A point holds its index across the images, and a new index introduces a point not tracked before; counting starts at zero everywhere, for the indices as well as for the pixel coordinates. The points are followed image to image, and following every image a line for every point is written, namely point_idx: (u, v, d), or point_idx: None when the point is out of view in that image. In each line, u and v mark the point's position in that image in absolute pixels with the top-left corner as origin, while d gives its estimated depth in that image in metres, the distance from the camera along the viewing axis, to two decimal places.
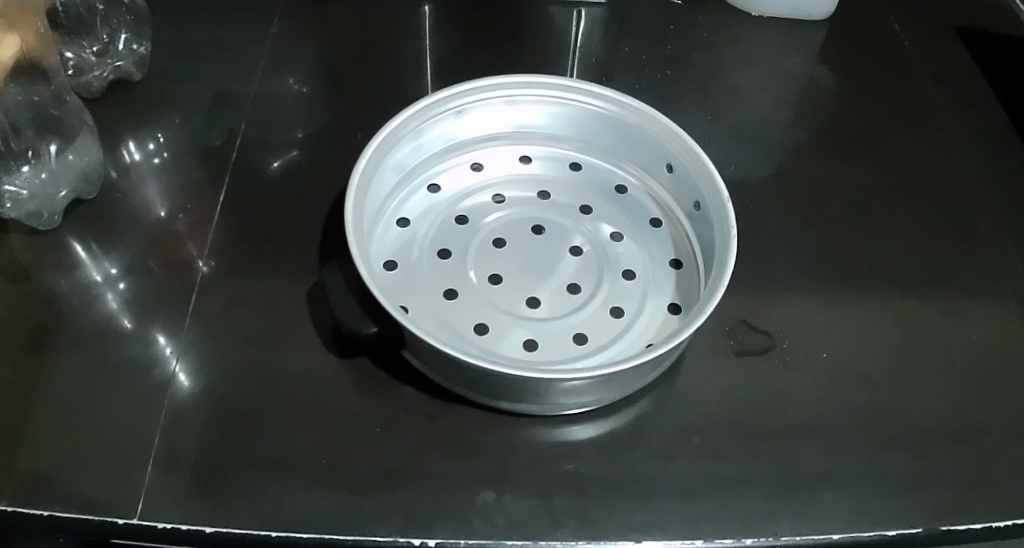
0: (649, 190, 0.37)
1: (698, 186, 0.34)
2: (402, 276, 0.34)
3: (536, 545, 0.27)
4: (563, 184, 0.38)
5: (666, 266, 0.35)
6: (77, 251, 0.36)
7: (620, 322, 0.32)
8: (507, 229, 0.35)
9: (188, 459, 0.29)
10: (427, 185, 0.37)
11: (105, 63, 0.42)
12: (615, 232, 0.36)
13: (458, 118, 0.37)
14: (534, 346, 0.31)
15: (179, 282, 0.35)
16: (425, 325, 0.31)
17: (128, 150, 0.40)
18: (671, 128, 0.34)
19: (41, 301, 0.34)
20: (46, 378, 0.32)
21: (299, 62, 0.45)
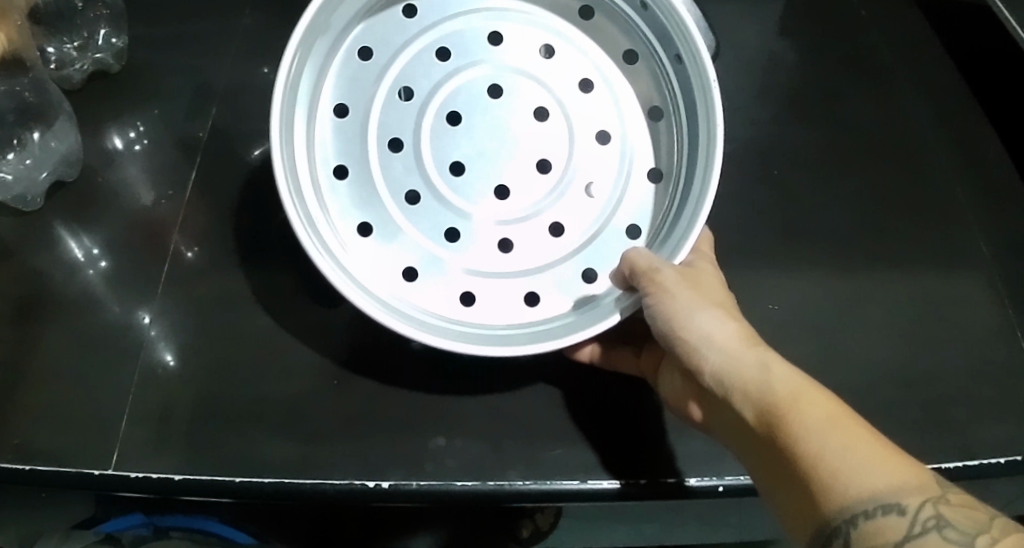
0: (614, 13, 0.34)
1: (678, 44, 0.30)
2: (358, 179, 0.33)
3: (485, 483, 0.32)
4: (516, 20, 0.34)
5: (641, 110, 0.34)
6: (61, 233, 0.38)
7: (597, 198, 0.34)
8: (464, 102, 0.34)
9: (166, 418, 0.33)
10: (355, 51, 0.33)
11: (86, 57, 0.43)
12: (585, 80, 0.34)
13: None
14: (508, 246, 0.33)
15: (164, 262, 0.37)
16: (402, 230, 0.33)
17: (109, 140, 0.41)
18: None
19: (29, 278, 0.37)
20: (36, 347, 0.35)
21: (273, 49, 0.44)
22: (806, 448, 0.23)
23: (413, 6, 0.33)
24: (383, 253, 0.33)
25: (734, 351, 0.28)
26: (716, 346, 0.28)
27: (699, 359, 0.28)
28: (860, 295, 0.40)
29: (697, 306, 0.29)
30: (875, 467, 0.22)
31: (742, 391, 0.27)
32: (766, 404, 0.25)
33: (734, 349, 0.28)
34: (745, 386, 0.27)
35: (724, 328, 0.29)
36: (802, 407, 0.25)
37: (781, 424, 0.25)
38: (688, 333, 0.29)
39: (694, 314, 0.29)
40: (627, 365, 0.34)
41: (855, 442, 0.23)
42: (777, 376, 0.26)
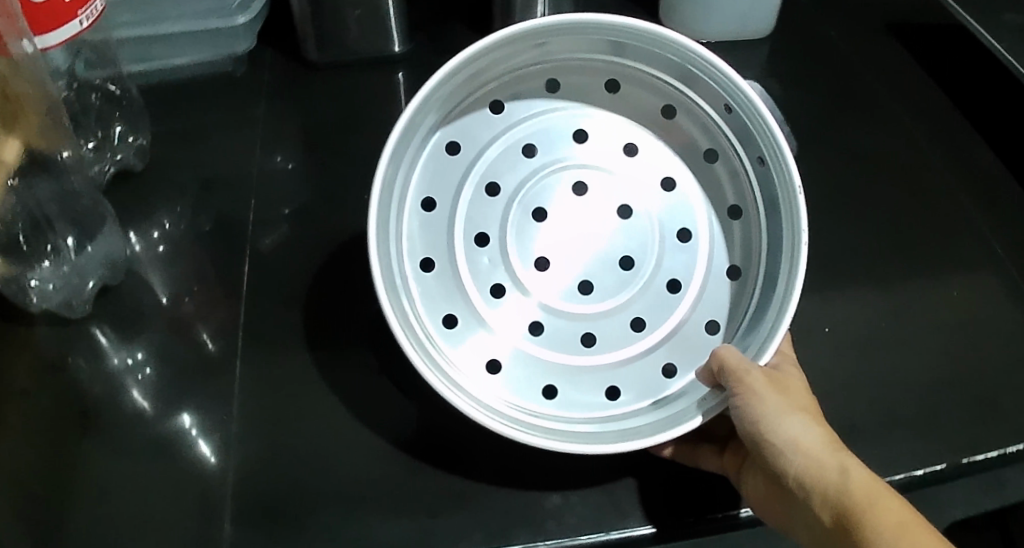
0: (695, 113, 0.35)
1: (761, 144, 0.32)
2: (442, 274, 0.35)
3: (609, 535, 0.32)
4: (599, 117, 0.36)
5: (721, 208, 0.35)
6: (99, 340, 0.38)
7: (677, 294, 0.35)
8: (546, 197, 0.36)
9: (240, 510, 0.32)
10: (445, 145, 0.35)
11: (105, 156, 0.44)
12: (667, 178, 0.36)
13: (463, 74, 0.32)
14: (591, 340, 0.35)
15: (213, 352, 0.37)
16: (486, 326, 0.35)
17: (131, 242, 0.42)
18: (732, 83, 0.31)
19: (70, 391, 0.36)
20: (84, 460, 0.33)
21: (286, 139, 0.47)
22: None
23: (501, 103, 0.35)
24: (469, 345, 0.34)
25: (817, 453, 0.28)
26: (801, 452, 0.29)
27: (782, 462, 0.29)
28: (896, 312, 0.41)
29: (782, 411, 0.30)
30: None
31: (823, 495, 0.27)
32: (848, 510, 0.26)
33: (817, 452, 0.28)
34: (826, 490, 0.27)
35: (807, 432, 0.29)
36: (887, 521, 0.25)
37: (862, 530, 0.25)
38: (770, 433, 0.30)
39: (778, 415, 0.30)
40: (709, 461, 0.33)
41: None
42: (858, 482, 0.27)
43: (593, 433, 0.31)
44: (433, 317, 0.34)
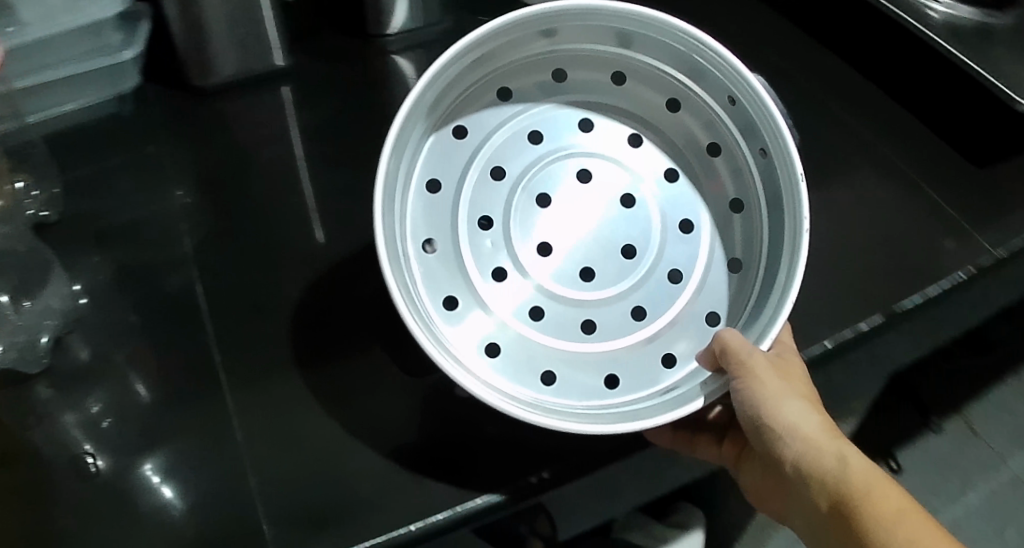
0: (699, 109, 0.39)
1: (765, 137, 0.35)
2: (443, 256, 0.38)
3: (520, 491, 0.38)
4: (604, 109, 0.40)
5: (719, 204, 0.39)
6: (38, 398, 0.40)
7: (679, 284, 0.39)
8: (546, 186, 0.40)
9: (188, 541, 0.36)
10: (455, 128, 0.38)
11: (19, 215, 0.45)
12: (670, 170, 0.40)
13: (479, 54, 0.36)
14: (591, 327, 0.39)
15: (168, 396, 0.40)
16: (495, 311, 0.38)
17: (57, 294, 0.43)
18: (736, 72, 0.34)
19: (33, 455, 0.39)
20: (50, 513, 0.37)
21: (180, 175, 0.48)
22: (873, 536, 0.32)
23: (511, 90, 0.39)
24: (470, 324, 0.38)
25: (818, 437, 0.36)
26: (801, 437, 0.36)
27: (783, 445, 0.36)
28: None
29: (787, 396, 0.37)
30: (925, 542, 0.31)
31: (815, 472, 0.35)
32: (840, 493, 0.34)
33: (817, 437, 0.36)
34: (819, 467, 0.35)
35: (804, 416, 0.37)
36: (872, 498, 0.33)
37: (853, 507, 0.33)
38: (773, 419, 0.37)
39: (783, 404, 0.37)
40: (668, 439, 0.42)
41: (914, 535, 0.31)
42: (849, 463, 0.35)
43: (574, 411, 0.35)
44: (450, 297, 0.38)
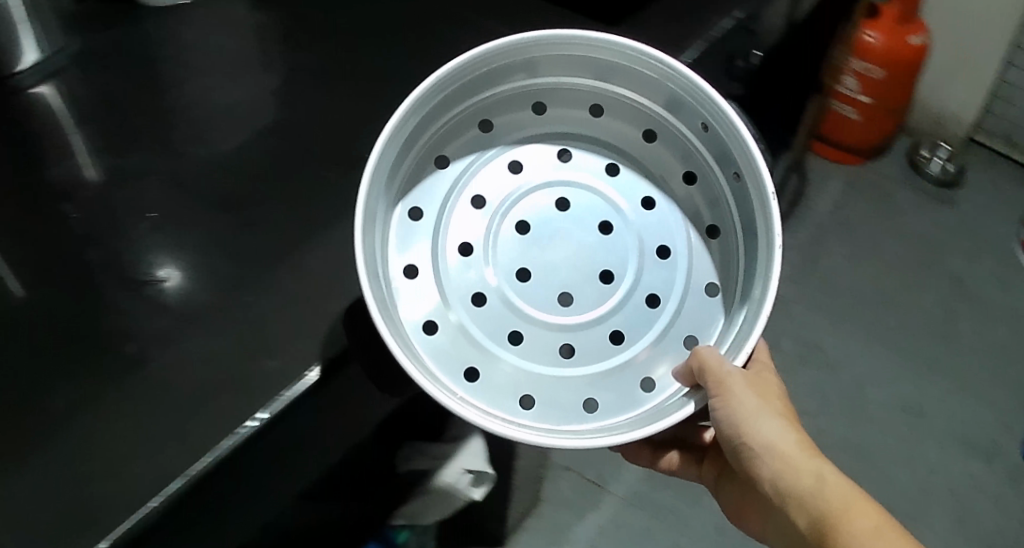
0: (712, 177, 0.48)
1: (738, 163, 0.45)
2: (424, 282, 0.48)
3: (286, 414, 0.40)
4: (624, 140, 0.51)
5: (696, 234, 0.50)
6: None
7: (654, 306, 0.49)
8: (535, 217, 0.50)
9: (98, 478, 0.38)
10: (438, 158, 0.49)
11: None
12: (649, 200, 0.50)
13: (468, 79, 0.45)
14: (568, 351, 0.48)
15: (32, 376, 0.44)
16: (501, 301, 0.48)
17: (9, 286, 0.49)
18: (713, 103, 0.43)
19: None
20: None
21: (70, 159, 0.57)
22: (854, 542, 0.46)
23: (490, 124, 0.50)
24: (444, 346, 0.47)
25: (792, 453, 0.50)
26: (777, 452, 0.50)
27: (766, 463, 0.50)
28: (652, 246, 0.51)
29: (763, 420, 0.50)
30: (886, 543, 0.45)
31: (801, 493, 0.49)
32: (823, 513, 0.48)
33: (791, 455, 0.50)
34: (800, 486, 0.49)
35: (777, 433, 0.50)
36: (850, 516, 0.47)
37: (835, 525, 0.47)
38: (754, 440, 0.50)
39: (761, 427, 0.50)
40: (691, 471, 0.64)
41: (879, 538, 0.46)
42: (818, 474, 0.49)
43: (564, 431, 0.43)
44: (456, 297, 0.48)
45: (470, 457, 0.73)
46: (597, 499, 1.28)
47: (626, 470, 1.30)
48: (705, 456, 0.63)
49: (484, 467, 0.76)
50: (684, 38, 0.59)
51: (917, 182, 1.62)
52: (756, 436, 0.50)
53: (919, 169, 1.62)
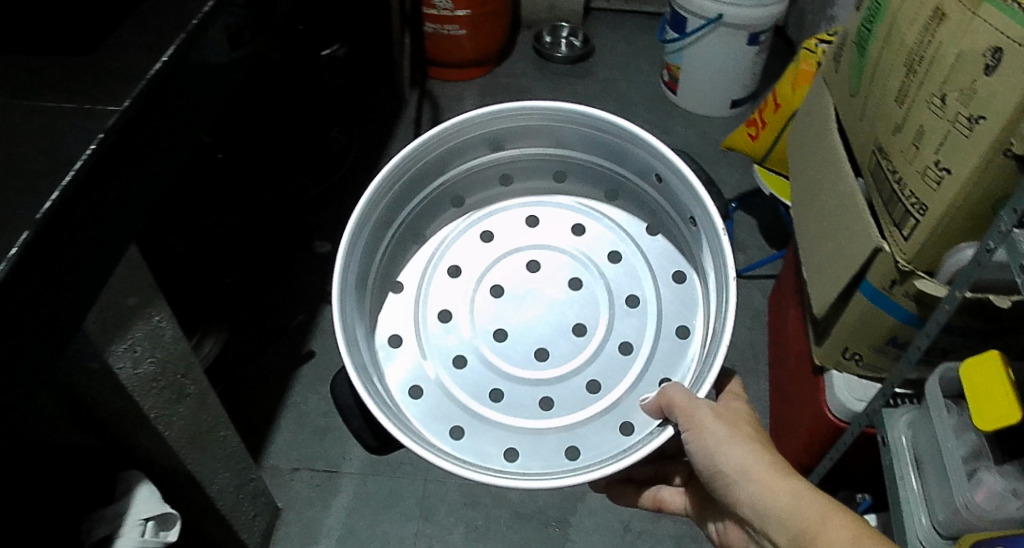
0: (671, 231, 0.56)
1: (693, 212, 0.51)
2: (408, 349, 0.56)
3: None
4: (584, 198, 0.59)
5: (664, 285, 0.56)
6: None
7: (629, 354, 0.55)
8: (505, 281, 0.58)
9: None
10: (418, 237, 0.58)
11: None
12: (614, 254, 0.57)
13: (427, 161, 0.53)
14: (548, 403, 0.54)
15: None
16: (476, 359, 0.55)
17: None
18: (659, 157, 0.50)
19: None
20: None
21: None
22: None
23: (463, 201, 0.59)
24: (443, 405, 0.54)
25: (757, 466, 0.52)
26: (746, 469, 0.52)
27: (745, 490, 0.52)
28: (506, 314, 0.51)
29: (734, 442, 0.53)
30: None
31: (777, 506, 0.50)
32: (799, 531, 0.49)
33: (763, 472, 0.52)
34: (775, 498, 0.50)
35: (745, 456, 0.53)
36: (827, 526, 0.48)
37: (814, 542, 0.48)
38: (727, 462, 0.53)
39: (730, 445, 0.53)
40: (677, 502, 0.68)
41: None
42: (790, 485, 0.50)
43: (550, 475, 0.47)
44: (443, 360, 0.55)
45: (144, 502, 0.67)
46: (332, 484, 0.87)
47: (442, 496, 0.85)
48: (688, 494, 0.67)
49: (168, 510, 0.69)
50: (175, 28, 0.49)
51: (550, 67, 1.48)
52: (727, 461, 0.53)
53: (547, 55, 1.49)
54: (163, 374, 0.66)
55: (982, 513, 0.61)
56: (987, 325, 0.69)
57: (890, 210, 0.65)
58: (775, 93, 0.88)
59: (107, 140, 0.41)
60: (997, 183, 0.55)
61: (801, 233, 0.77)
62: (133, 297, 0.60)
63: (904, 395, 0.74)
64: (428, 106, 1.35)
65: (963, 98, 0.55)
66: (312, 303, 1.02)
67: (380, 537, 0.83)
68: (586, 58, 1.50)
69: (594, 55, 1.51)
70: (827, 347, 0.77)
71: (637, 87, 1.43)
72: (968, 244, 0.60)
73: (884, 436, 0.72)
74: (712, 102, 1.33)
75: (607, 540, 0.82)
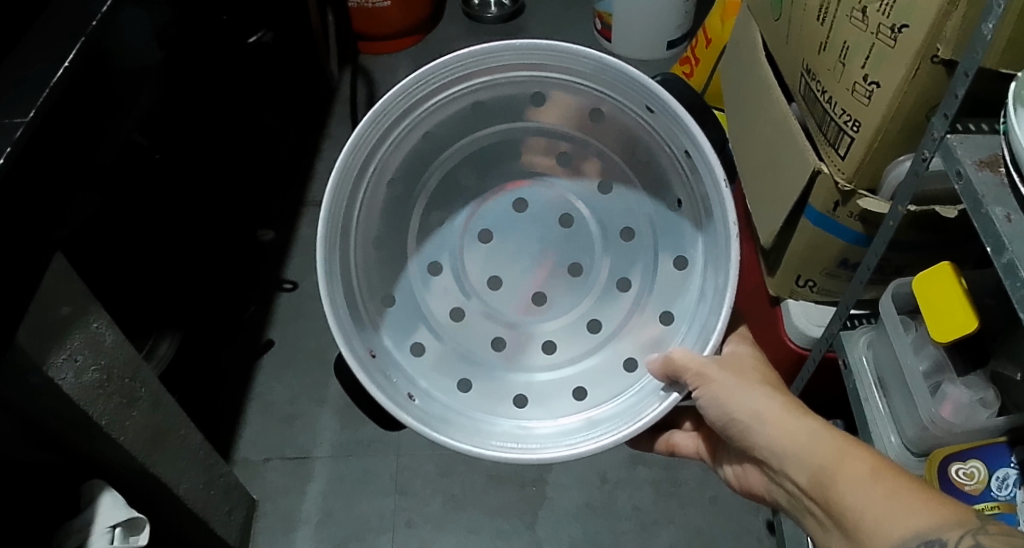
0: (660, 164, 0.55)
1: (686, 146, 0.50)
2: (405, 308, 0.57)
3: None
4: (563, 122, 0.56)
5: (656, 210, 0.57)
6: None
7: (625, 289, 0.59)
8: (493, 224, 0.60)
9: None
10: (382, 181, 0.54)
11: None
12: (604, 187, 0.59)
13: (392, 114, 0.49)
14: (551, 345, 0.59)
15: None
16: (478, 311, 0.59)
17: None
18: (654, 94, 0.48)
19: None
20: None
21: None
22: (860, 514, 0.40)
23: (428, 133, 0.55)
24: (453, 358, 0.57)
25: (771, 411, 0.49)
26: (757, 413, 0.49)
27: (756, 433, 0.49)
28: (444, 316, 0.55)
29: (746, 388, 0.51)
30: (893, 491, 0.40)
31: (790, 446, 0.46)
32: (814, 472, 0.44)
33: (776, 415, 0.48)
34: (789, 440, 0.47)
35: (760, 400, 0.50)
36: (844, 463, 0.43)
37: (830, 478, 0.43)
38: (738, 405, 0.50)
39: (741, 389, 0.51)
40: (689, 449, 0.65)
41: (893, 508, 0.39)
42: (807, 426, 0.47)
43: (566, 434, 0.53)
44: (447, 311, 0.59)
45: (109, 510, 0.63)
46: (304, 470, 0.93)
47: (416, 471, 0.93)
48: (703, 438, 0.64)
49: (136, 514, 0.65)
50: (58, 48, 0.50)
51: (480, 30, 1.46)
52: (741, 409, 0.50)
53: (477, 18, 1.47)
54: (109, 380, 0.61)
55: (949, 427, 0.59)
56: (941, 238, 0.65)
57: (824, 132, 0.64)
58: (705, 28, 0.93)
59: (15, 151, 0.44)
60: (926, 90, 0.53)
61: (743, 166, 0.77)
62: (67, 306, 0.55)
63: (860, 316, 0.72)
64: (361, 86, 1.35)
65: (883, 8, 0.53)
66: (263, 293, 1.08)
67: (357, 515, 0.90)
68: (516, 17, 1.48)
69: (524, 12, 1.49)
70: (780, 277, 0.77)
71: (572, 41, 1.42)
72: (906, 157, 0.59)
73: (844, 360, 0.69)
74: (648, 44, 1.32)
75: (584, 493, 0.90)
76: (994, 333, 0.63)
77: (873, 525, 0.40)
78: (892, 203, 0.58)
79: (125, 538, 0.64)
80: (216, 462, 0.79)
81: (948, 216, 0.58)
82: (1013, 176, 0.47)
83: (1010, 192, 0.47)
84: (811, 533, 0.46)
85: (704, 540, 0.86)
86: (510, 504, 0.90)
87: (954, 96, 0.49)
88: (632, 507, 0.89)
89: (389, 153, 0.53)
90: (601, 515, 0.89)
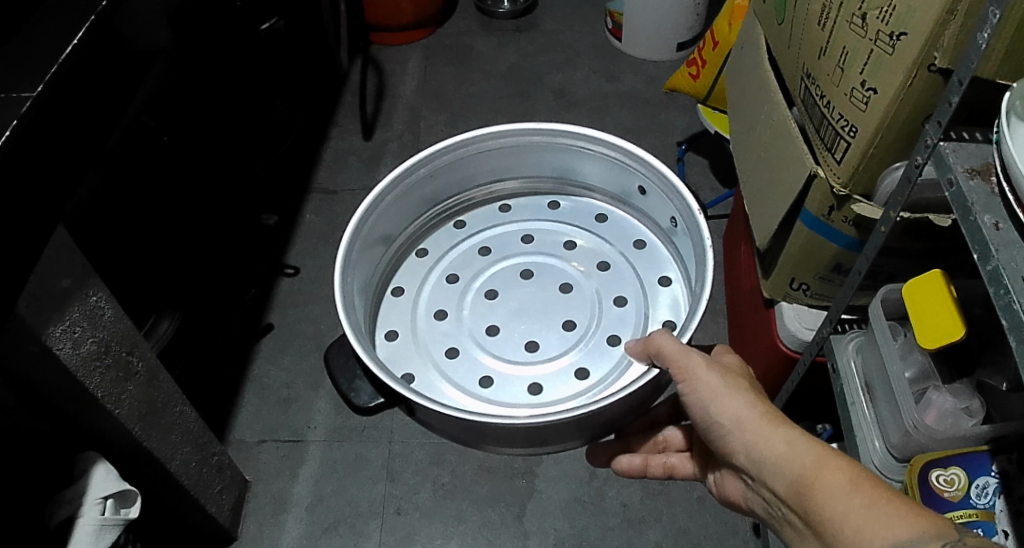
0: (658, 250, 0.62)
1: (673, 211, 0.57)
2: (402, 338, 0.59)
3: None
4: (577, 214, 0.64)
5: (652, 286, 0.60)
6: None
7: (616, 345, 0.57)
8: (496, 281, 0.60)
9: None
10: (416, 251, 0.64)
11: None
12: (605, 263, 0.61)
13: (429, 178, 0.60)
14: (537, 390, 0.55)
15: None
16: (469, 351, 0.57)
17: None
18: (644, 160, 0.56)
19: None
20: None
21: None
22: (839, 526, 0.40)
23: (461, 221, 0.65)
24: (434, 388, 0.55)
25: (750, 416, 0.48)
26: (738, 417, 0.49)
27: (734, 436, 0.49)
28: None
29: (725, 390, 0.50)
30: (869, 502, 0.39)
31: (769, 453, 0.46)
32: (793, 482, 0.44)
33: (753, 418, 0.48)
34: (765, 446, 0.46)
35: (739, 405, 0.49)
36: (823, 473, 0.42)
37: (810, 486, 0.42)
38: (717, 409, 0.50)
39: (721, 395, 0.50)
40: (687, 469, 0.63)
41: (867, 524, 0.38)
42: (785, 434, 0.46)
43: (525, 436, 0.47)
44: (434, 355, 0.57)
45: (101, 482, 0.63)
46: (298, 453, 0.94)
47: (405, 459, 0.93)
48: (693, 449, 0.64)
49: (127, 488, 0.66)
50: (74, 26, 0.51)
51: (493, 25, 1.48)
52: (723, 412, 0.50)
53: (490, 13, 1.48)
54: (108, 352, 0.62)
55: (932, 433, 0.60)
56: (932, 246, 0.66)
57: (821, 136, 0.65)
58: (713, 30, 0.93)
59: (21, 125, 0.45)
60: (921, 98, 0.54)
61: (741, 169, 0.78)
62: (67, 278, 0.56)
63: (852, 322, 0.74)
64: (371, 77, 1.37)
65: (883, 15, 0.53)
66: (264, 276, 1.10)
67: (347, 500, 0.91)
68: (528, 13, 1.49)
69: (536, 8, 1.50)
70: (775, 279, 0.78)
71: (582, 39, 1.43)
72: (899, 165, 0.60)
73: (833, 364, 0.70)
74: (660, 45, 1.34)
75: (574, 488, 0.91)
76: (984, 345, 0.64)
77: (854, 537, 0.39)
78: (885, 209, 0.58)
79: (116, 510, 0.64)
80: (210, 437, 0.81)
81: (941, 224, 0.59)
82: (1002, 186, 0.47)
83: (1000, 202, 0.48)
84: (790, 542, 0.46)
85: (689, 539, 0.87)
86: (499, 495, 0.91)
87: (949, 103, 0.49)
88: (620, 504, 0.90)
89: (418, 205, 0.62)
90: (589, 510, 0.90)
